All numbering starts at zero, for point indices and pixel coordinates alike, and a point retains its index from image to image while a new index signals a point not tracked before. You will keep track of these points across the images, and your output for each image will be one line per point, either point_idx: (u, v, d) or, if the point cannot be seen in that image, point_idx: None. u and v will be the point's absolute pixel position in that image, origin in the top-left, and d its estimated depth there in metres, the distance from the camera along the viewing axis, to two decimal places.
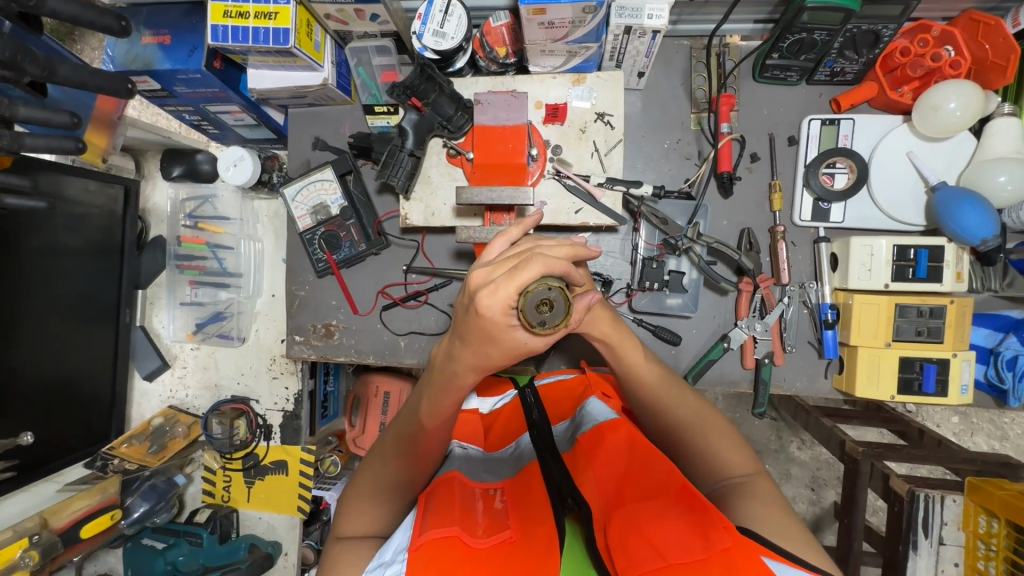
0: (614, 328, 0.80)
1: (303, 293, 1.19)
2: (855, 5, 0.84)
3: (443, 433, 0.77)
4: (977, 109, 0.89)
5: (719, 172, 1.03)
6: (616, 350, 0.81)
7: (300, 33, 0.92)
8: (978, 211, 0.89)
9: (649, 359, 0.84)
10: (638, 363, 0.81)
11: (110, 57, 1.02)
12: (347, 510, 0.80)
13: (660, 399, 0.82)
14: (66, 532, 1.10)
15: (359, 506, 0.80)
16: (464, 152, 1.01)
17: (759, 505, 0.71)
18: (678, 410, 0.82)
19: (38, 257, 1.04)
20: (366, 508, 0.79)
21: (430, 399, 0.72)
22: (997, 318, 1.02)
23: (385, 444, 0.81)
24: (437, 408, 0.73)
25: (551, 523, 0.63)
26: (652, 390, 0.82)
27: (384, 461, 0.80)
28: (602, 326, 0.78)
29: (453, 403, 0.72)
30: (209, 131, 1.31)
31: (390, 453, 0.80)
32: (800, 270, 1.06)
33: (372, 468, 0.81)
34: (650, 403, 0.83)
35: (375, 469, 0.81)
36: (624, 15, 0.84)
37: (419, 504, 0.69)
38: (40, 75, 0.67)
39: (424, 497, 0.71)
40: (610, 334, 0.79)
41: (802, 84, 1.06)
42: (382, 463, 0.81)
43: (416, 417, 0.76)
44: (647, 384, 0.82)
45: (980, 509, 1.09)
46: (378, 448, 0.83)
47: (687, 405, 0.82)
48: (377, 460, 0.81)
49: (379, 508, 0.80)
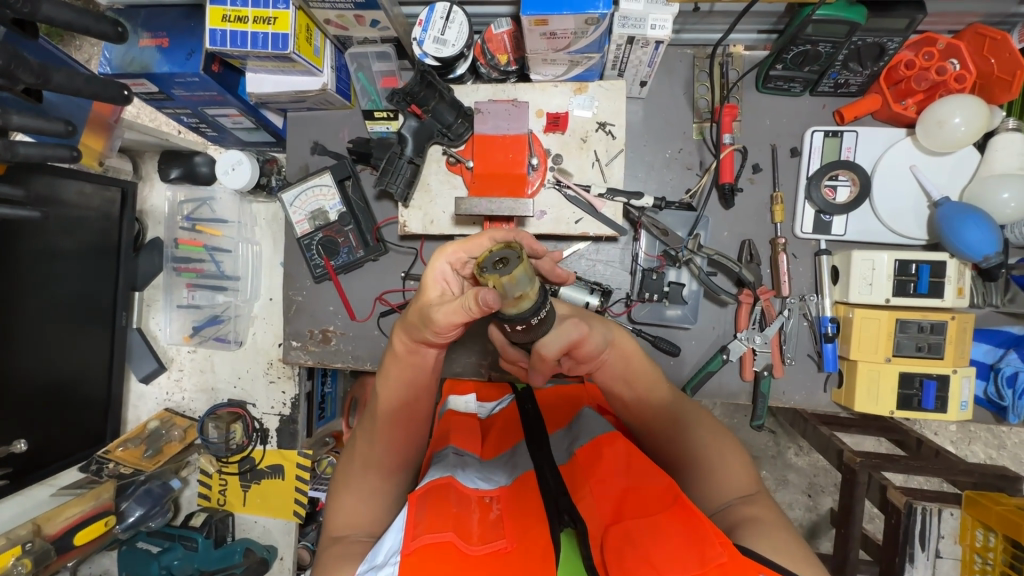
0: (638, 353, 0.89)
1: (300, 298, 1.18)
2: (860, 19, 0.83)
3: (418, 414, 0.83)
4: (981, 125, 0.89)
5: (721, 183, 1.03)
6: (641, 376, 0.88)
7: (299, 38, 0.91)
8: (980, 227, 0.88)
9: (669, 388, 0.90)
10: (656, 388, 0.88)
11: (107, 60, 1.00)
12: (335, 510, 0.80)
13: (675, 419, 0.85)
14: (60, 539, 1.09)
15: (344, 513, 0.79)
16: (464, 160, 1.00)
17: (757, 520, 0.70)
18: (693, 433, 0.83)
19: (32, 262, 1.03)
20: (353, 511, 0.79)
21: (392, 374, 0.81)
22: (998, 333, 1.02)
23: (361, 444, 0.84)
24: (402, 382, 0.81)
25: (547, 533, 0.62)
26: (672, 413, 0.86)
27: (362, 458, 0.83)
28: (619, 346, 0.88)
29: (419, 376, 0.82)
30: (207, 133, 1.30)
31: (365, 446, 0.83)
32: (801, 282, 1.05)
33: (352, 470, 0.83)
34: (666, 428, 0.85)
35: (356, 469, 0.82)
36: (626, 25, 0.83)
37: (410, 505, 0.66)
38: (34, 83, 0.66)
39: (414, 498, 0.68)
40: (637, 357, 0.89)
41: (806, 94, 1.05)
42: (359, 462, 0.82)
43: (383, 399, 0.82)
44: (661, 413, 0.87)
45: (977, 522, 1.09)
46: (354, 450, 0.85)
47: (703, 428, 0.84)
48: (356, 459, 0.83)
49: (367, 504, 0.80)
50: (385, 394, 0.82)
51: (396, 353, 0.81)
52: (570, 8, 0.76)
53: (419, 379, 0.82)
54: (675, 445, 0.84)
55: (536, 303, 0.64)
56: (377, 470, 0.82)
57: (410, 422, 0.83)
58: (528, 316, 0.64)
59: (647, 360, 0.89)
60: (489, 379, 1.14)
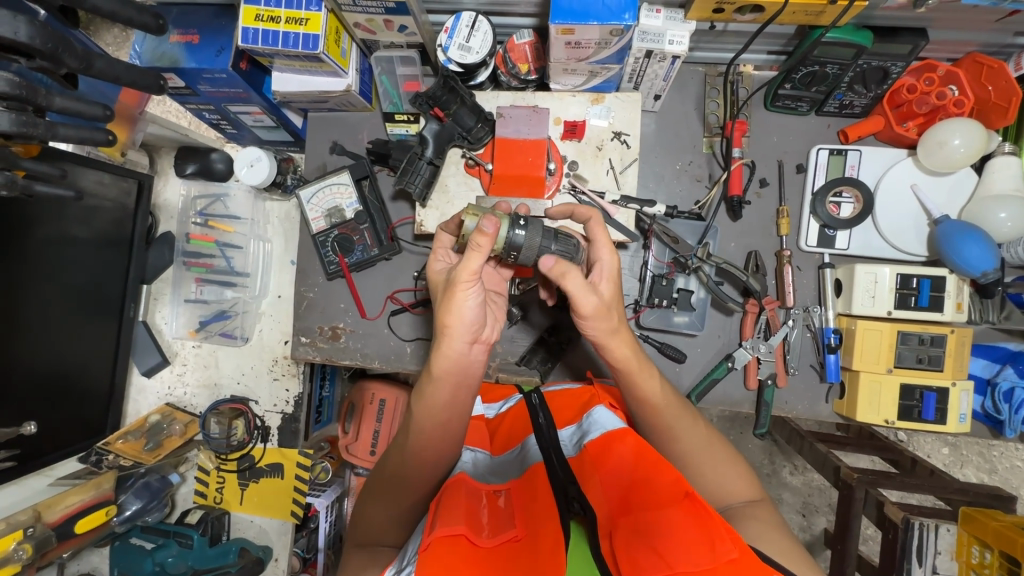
0: (635, 356, 0.79)
1: (312, 295, 1.19)
2: (867, 42, 0.87)
3: (445, 448, 0.80)
4: (979, 147, 0.93)
5: (730, 196, 1.07)
6: (633, 376, 0.80)
7: (328, 39, 0.94)
8: (979, 243, 0.91)
9: (662, 386, 0.84)
10: (656, 397, 0.82)
11: (137, 53, 1.03)
12: (360, 518, 0.85)
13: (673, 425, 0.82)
14: (60, 526, 1.11)
15: (369, 521, 0.83)
16: (482, 163, 1.02)
17: (762, 529, 0.73)
18: (689, 438, 0.82)
19: (47, 247, 1.04)
20: (375, 525, 0.83)
21: (430, 395, 0.77)
22: (995, 349, 1.06)
23: (396, 453, 0.83)
24: (441, 403, 0.77)
25: (555, 521, 0.61)
26: (665, 417, 0.82)
27: (392, 472, 0.82)
28: (621, 349, 0.79)
29: (459, 394, 0.78)
30: (227, 130, 1.32)
31: (398, 460, 0.82)
32: (805, 294, 1.08)
33: (382, 480, 0.83)
34: (656, 430, 0.83)
35: (386, 481, 0.82)
36: (646, 40, 0.88)
37: (428, 509, 0.67)
38: (77, 68, 0.66)
39: (433, 503, 0.69)
40: (631, 360, 0.79)
41: (812, 114, 1.09)
42: (390, 472, 0.82)
43: (421, 417, 0.79)
44: (658, 411, 0.82)
45: (973, 539, 1.11)
46: (389, 458, 0.85)
47: (703, 436, 0.83)
48: (386, 469, 0.85)
49: (383, 522, 0.82)
50: (422, 416, 0.78)
51: (432, 372, 0.76)
52: (597, 19, 0.80)
53: (458, 400, 0.78)
54: (671, 450, 0.83)
55: (510, 218, 0.77)
56: (405, 489, 0.81)
57: (445, 444, 0.80)
58: (512, 231, 0.76)
59: (637, 351, 0.80)
60: (496, 380, 1.15)
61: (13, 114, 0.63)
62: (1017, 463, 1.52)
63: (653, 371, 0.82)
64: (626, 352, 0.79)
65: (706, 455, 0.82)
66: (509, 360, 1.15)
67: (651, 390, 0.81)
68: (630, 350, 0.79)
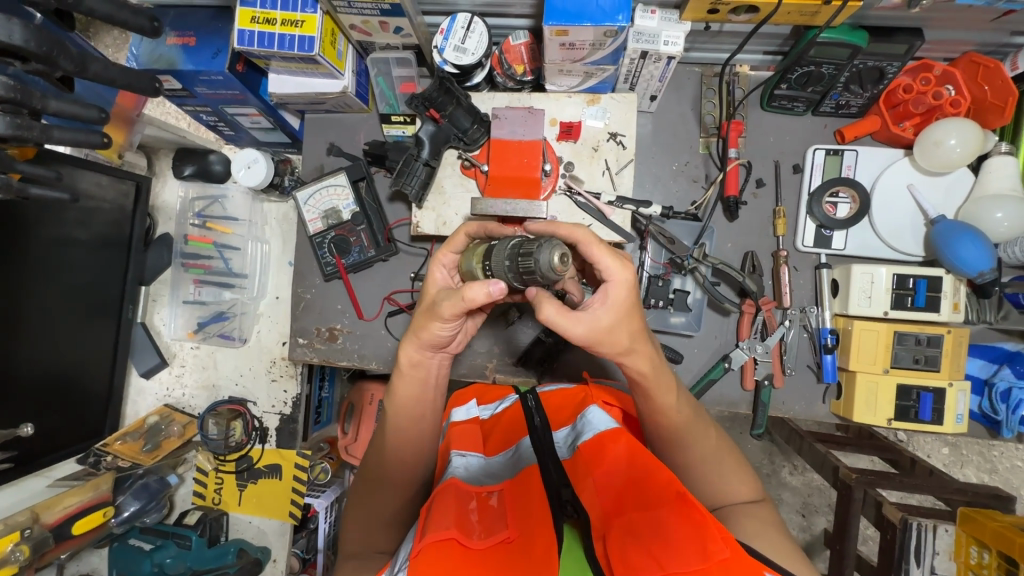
0: (654, 370, 0.73)
1: (309, 296, 1.19)
2: (863, 42, 0.87)
3: (416, 442, 0.85)
4: (976, 147, 0.92)
5: (726, 197, 1.06)
6: (648, 388, 0.75)
7: (324, 41, 0.94)
8: (975, 244, 0.91)
9: (678, 396, 0.79)
10: (672, 404, 0.78)
11: (134, 56, 1.03)
12: (348, 530, 0.83)
13: (679, 431, 0.80)
14: (58, 527, 1.11)
15: (361, 526, 0.82)
16: (478, 164, 1.03)
17: (760, 528, 0.73)
18: (693, 440, 0.81)
19: (45, 249, 1.04)
20: (365, 530, 0.82)
21: (400, 391, 0.84)
22: (992, 350, 1.06)
23: (374, 458, 0.86)
24: (412, 398, 0.84)
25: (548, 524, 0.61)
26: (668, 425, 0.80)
27: (374, 474, 0.84)
28: (642, 364, 0.72)
29: (426, 392, 0.85)
30: (224, 132, 1.33)
31: (377, 462, 0.85)
32: (801, 295, 1.08)
33: (364, 486, 0.85)
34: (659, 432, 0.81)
35: (370, 486, 0.84)
36: (641, 40, 0.88)
37: (420, 513, 0.67)
38: (72, 71, 0.66)
39: (426, 507, 0.68)
40: (649, 375, 0.74)
41: (808, 114, 1.09)
42: (372, 474, 0.85)
43: (394, 414, 0.85)
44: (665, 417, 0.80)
45: (971, 540, 1.10)
46: (367, 465, 0.88)
47: (706, 436, 0.82)
48: (366, 476, 0.86)
49: (373, 526, 0.82)
50: (395, 411, 0.84)
51: (401, 368, 0.83)
52: (590, 20, 0.80)
53: (426, 396, 0.85)
54: (672, 451, 0.82)
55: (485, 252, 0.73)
56: (388, 487, 0.83)
57: (418, 439, 0.85)
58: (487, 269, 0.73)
59: (658, 362, 0.74)
60: (493, 381, 1.15)
61: (7, 117, 0.63)
62: (1017, 463, 1.51)
63: (672, 384, 0.77)
64: (646, 365, 0.72)
65: (707, 456, 0.81)
66: (506, 361, 1.15)
67: (664, 400, 0.77)
68: (648, 365, 0.72)
